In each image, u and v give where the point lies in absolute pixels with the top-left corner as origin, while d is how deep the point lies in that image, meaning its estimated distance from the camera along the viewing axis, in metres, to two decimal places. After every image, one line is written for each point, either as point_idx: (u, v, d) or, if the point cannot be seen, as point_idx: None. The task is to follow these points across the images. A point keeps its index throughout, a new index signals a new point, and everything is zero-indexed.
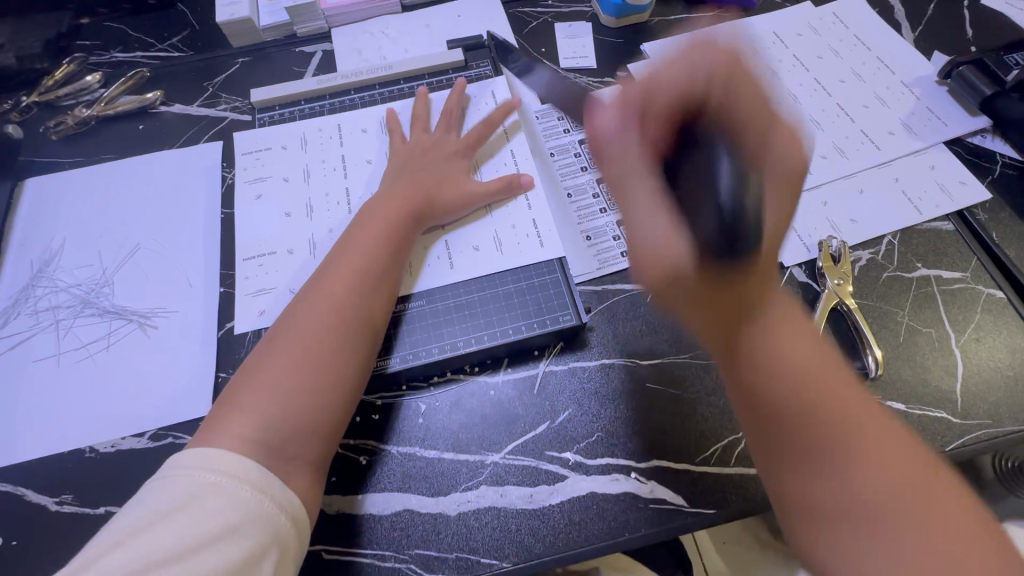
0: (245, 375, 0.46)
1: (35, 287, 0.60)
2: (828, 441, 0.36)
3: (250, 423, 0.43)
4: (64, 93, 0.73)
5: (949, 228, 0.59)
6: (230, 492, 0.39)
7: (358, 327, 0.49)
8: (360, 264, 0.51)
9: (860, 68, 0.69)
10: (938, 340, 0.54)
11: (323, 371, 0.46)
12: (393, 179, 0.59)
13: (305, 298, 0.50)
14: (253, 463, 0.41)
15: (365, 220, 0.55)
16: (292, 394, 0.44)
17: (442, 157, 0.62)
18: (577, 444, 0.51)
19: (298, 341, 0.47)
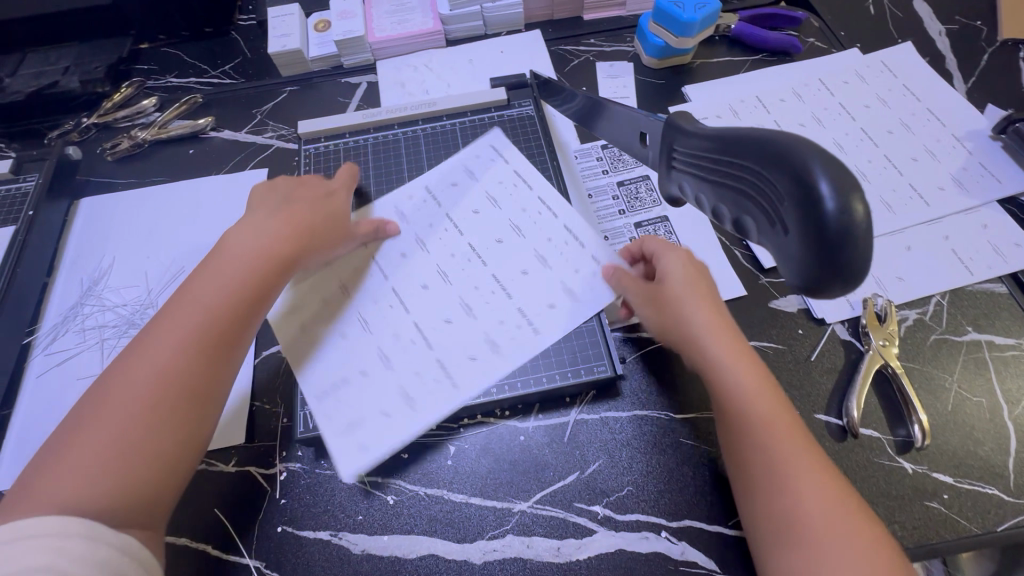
0: (54, 450, 0.40)
1: (84, 306, 0.62)
2: (783, 508, 0.41)
3: (58, 501, 0.37)
4: (121, 116, 0.76)
5: (1002, 290, 0.57)
6: (65, 549, 0.34)
7: (189, 389, 0.43)
8: (199, 319, 0.46)
9: (909, 119, 0.68)
10: (990, 410, 0.52)
11: (161, 435, 0.41)
12: (270, 214, 0.54)
13: (138, 352, 0.44)
14: (78, 518, 0.36)
15: (213, 267, 0.49)
16: (108, 468, 0.39)
17: (326, 194, 0.58)
18: (606, 497, 0.50)
19: (120, 402, 0.41)
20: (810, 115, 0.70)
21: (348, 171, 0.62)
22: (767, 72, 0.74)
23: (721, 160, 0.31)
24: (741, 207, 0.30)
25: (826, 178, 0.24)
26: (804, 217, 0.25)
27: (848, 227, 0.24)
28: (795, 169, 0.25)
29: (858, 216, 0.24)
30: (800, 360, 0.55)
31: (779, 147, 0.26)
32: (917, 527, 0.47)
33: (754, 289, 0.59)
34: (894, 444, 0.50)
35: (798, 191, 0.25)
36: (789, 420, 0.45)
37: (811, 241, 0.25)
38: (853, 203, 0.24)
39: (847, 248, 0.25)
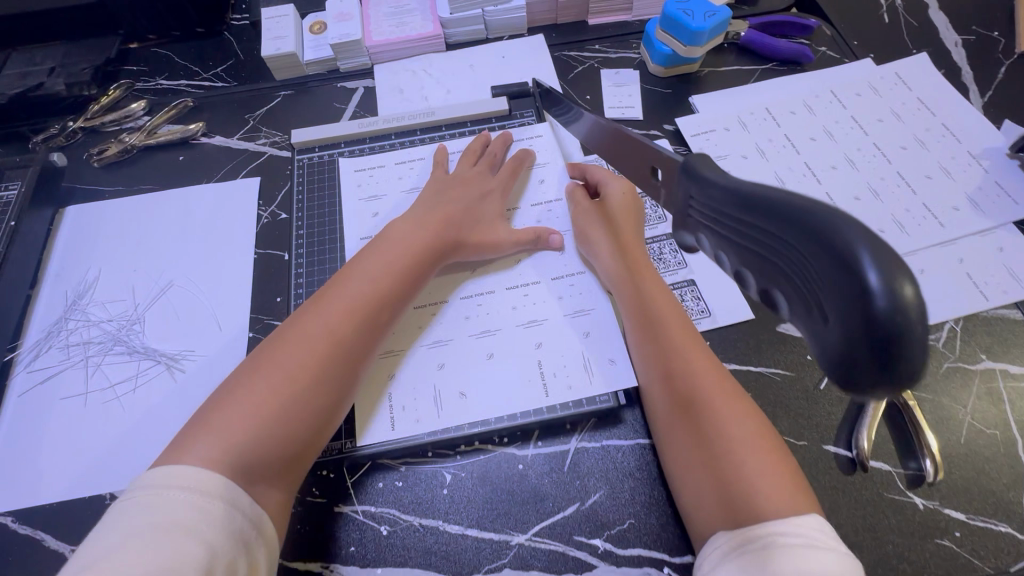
0: (230, 389, 0.45)
1: (68, 321, 0.60)
2: (695, 421, 0.45)
3: (222, 442, 0.41)
4: (109, 120, 0.74)
5: (1018, 317, 0.56)
6: (209, 510, 0.38)
7: (349, 357, 0.48)
8: (363, 293, 0.51)
9: (923, 135, 0.66)
10: (1003, 443, 0.50)
11: (311, 396, 0.45)
12: (425, 209, 0.58)
13: (302, 319, 0.49)
14: (222, 479, 0.39)
15: (381, 248, 0.54)
16: (274, 418, 0.43)
17: (479, 190, 0.61)
18: (607, 531, 0.48)
19: (283, 360, 0.46)
20: (821, 128, 0.67)
21: (479, 141, 0.65)
22: (777, 83, 0.72)
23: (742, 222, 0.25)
24: (766, 278, 0.24)
25: (871, 262, 0.19)
26: (844, 308, 0.19)
27: (905, 323, 0.18)
28: (832, 246, 0.20)
29: (907, 309, 0.18)
30: (809, 388, 0.53)
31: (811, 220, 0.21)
32: (928, 566, 0.46)
33: (761, 312, 0.57)
34: (905, 478, 0.49)
35: (838, 276, 0.19)
36: (702, 349, 0.49)
37: (855, 341, 0.19)
38: (901, 287, 0.18)
39: (905, 347, 0.18)
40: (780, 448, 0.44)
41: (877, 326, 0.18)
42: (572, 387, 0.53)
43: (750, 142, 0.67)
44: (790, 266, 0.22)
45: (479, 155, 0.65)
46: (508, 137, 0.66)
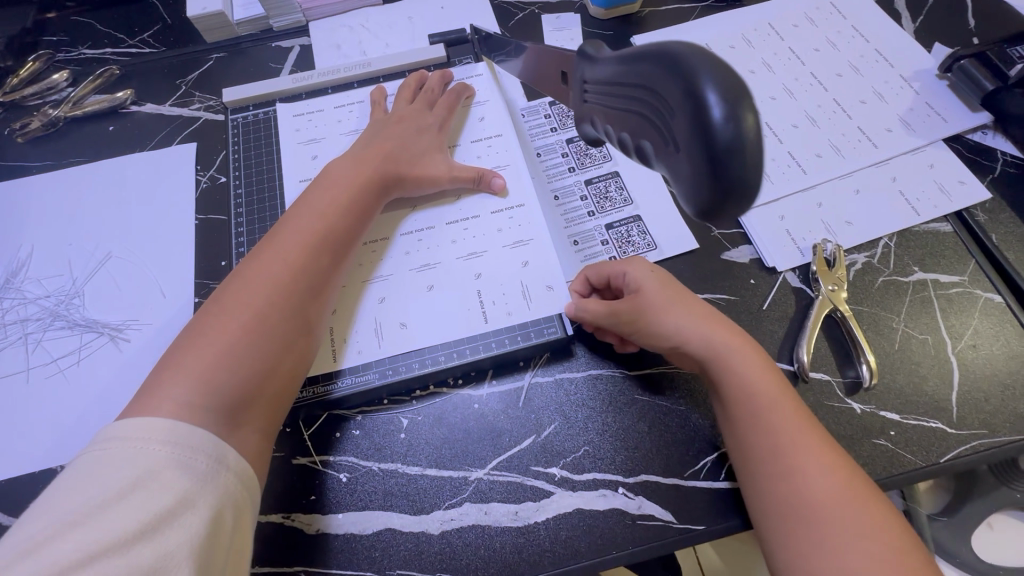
0: (194, 333, 0.43)
1: (3, 300, 0.58)
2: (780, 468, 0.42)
3: (196, 386, 0.40)
4: (30, 93, 0.70)
5: (947, 229, 0.58)
6: (189, 465, 0.37)
7: (311, 292, 0.48)
8: (316, 228, 0.50)
9: (858, 61, 0.67)
10: (934, 347, 0.52)
11: (282, 336, 0.45)
12: (363, 147, 0.57)
13: (259, 258, 0.48)
14: (203, 435, 0.38)
15: (327, 185, 0.53)
16: (248, 356, 0.43)
17: (415, 125, 0.60)
18: (563, 459, 0.49)
19: (248, 301, 0.45)
20: (759, 60, 0.68)
21: (416, 77, 0.65)
22: (717, 18, 0.72)
23: (619, 91, 0.31)
24: (640, 132, 0.30)
25: (714, 88, 0.24)
26: (696, 134, 0.25)
27: (741, 137, 0.24)
28: (685, 81, 0.25)
29: (748, 126, 0.24)
30: (753, 311, 0.54)
31: (658, 65, 0.27)
32: (865, 465, 0.48)
33: (706, 242, 0.58)
34: (843, 385, 0.51)
35: (687, 105, 0.25)
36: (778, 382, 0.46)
37: (701, 156, 0.25)
38: (743, 110, 0.24)
39: (738, 159, 0.25)
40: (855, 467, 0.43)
41: (720, 137, 0.24)
42: (511, 312, 0.54)
43: None
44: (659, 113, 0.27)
45: (415, 92, 0.64)
46: (445, 73, 0.65)
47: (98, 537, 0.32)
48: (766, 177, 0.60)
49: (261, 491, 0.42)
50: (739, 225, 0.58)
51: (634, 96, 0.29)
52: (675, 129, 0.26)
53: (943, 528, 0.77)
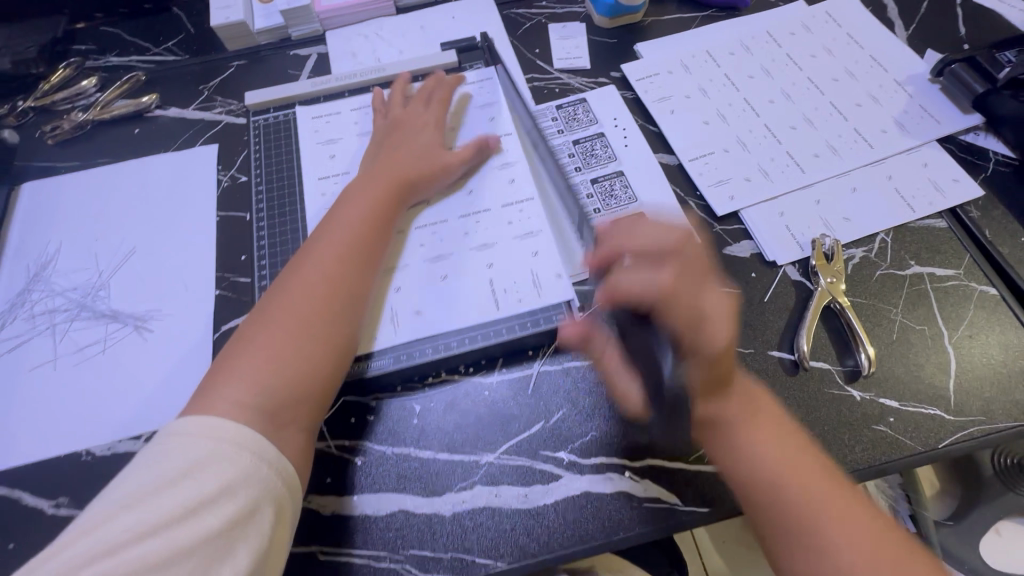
0: (243, 341, 0.47)
1: (32, 292, 0.61)
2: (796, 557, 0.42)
3: (247, 388, 0.44)
4: (60, 98, 0.73)
5: (942, 225, 0.60)
6: (234, 459, 0.40)
7: (348, 297, 0.50)
8: (348, 239, 0.53)
9: (853, 67, 0.70)
10: (931, 337, 0.54)
11: (321, 337, 0.48)
12: (377, 159, 0.61)
13: (298, 268, 0.51)
14: (251, 433, 0.42)
15: (355, 198, 0.56)
16: (291, 362, 0.46)
17: (425, 135, 0.63)
18: (571, 444, 0.51)
19: (292, 308, 0.48)
20: (759, 66, 0.71)
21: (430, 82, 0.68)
22: (717, 26, 0.75)
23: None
24: None
25: None
26: None
27: None
28: None
29: None
30: (754, 302, 0.56)
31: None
32: (865, 450, 0.50)
33: (708, 237, 0.60)
34: (843, 373, 0.52)
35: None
36: (785, 454, 0.45)
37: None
38: None
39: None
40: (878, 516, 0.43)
41: None
42: (521, 301, 0.55)
43: (691, 83, 0.70)
44: None
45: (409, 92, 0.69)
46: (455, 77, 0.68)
47: (153, 521, 0.36)
48: (766, 177, 0.62)
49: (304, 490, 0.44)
50: (740, 221, 0.61)
51: None
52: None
53: None
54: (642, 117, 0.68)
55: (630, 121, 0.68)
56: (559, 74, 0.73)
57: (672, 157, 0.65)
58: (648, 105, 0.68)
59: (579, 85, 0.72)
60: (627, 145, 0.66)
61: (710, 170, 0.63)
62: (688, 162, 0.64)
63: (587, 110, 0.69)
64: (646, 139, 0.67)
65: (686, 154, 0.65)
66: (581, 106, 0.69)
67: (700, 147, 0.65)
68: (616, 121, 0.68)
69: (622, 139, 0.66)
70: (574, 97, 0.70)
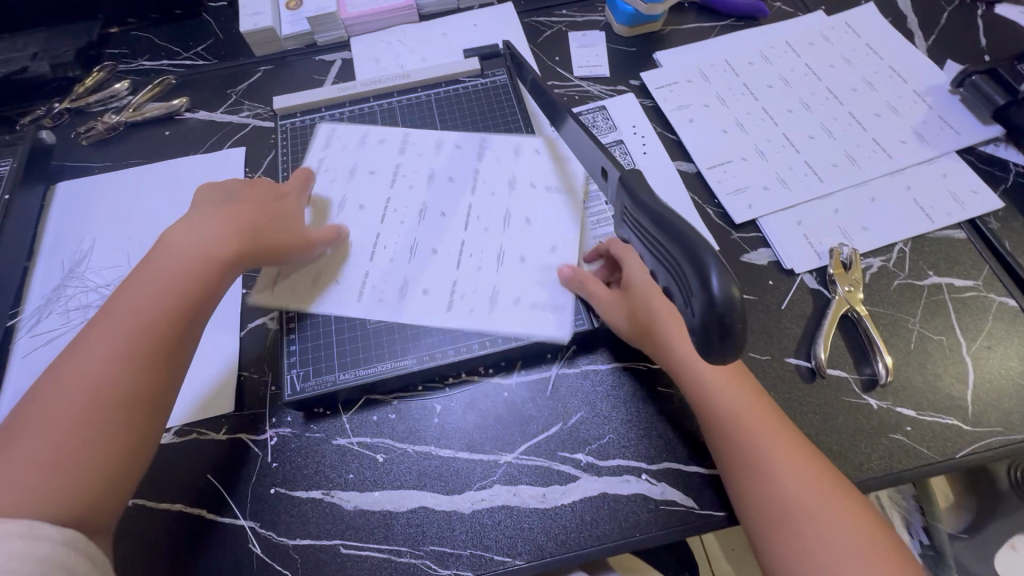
0: (17, 430, 0.41)
1: (67, 287, 0.63)
2: (788, 525, 0.43)
3: (11, 491, 0.38)
4: (94, 100, 0.76)
5: (961, 236, 0.60)
6: (35, 539, 0.36)
7: (148, 384, 0.45)
8: (148, 313, 0.47)
9: (872, 77, 0.70)
10: (949, 348, 0.54)
11: (109, 428, 0.42)
12: (213, 210, 0.55)
13: (83, 341, 0.45)
14: (39, 520, 0.37)
15: (162, 259, 0.50)
16: (80, 456, 0.41)
17: (267, 193, 0.58)
18: (589, 446, 0.52)
19: (60, 393, 0.42)
20: (777, 76, 0.71)
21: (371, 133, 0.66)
22: (736, 35, 0.76)
23: (647, 230, 0.31)
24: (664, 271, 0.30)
25: (715, 271, 0.26)
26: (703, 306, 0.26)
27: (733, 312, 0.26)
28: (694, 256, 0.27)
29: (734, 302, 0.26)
30: (772, 309, 0.57)
31: (682, 235, 0.28)
32: (881, 458, 0.50)
33: (726, 244, 0.61)
34: (860, 382, 0.53)
35: (694, 277, 0.27)
36: (782, 426, 0.47)
37: (703, 318, 0.27)
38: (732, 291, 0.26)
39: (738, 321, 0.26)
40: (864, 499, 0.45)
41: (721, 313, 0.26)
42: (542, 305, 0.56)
43: (710, 92, 0.71)
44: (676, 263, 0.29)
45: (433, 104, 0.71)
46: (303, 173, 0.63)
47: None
48: (783, 186, 0.63)
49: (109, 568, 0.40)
50: (758, 228, 0.61)
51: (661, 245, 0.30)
52: (686, 290, 0.28)
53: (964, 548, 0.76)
54: (661, 124, 0.69)
55: (649, 129, 0.69)
56: (579, 81, 0.74)
57: (691, 164, 0.66)
58: (667, 113, 0.69)
59: (598, 93, 0.73)
60: (646, 152, 0.67)
61: (729, 178, 0.64)
62: (706, 170, 0.65)
63: (607, 117, 0.70)
64: (664, 146, 0.67)
65: (705, 162, 0.65)
66: (601, 113, 0.70)
67: (719, 155, 0.66)
68: (635, 129, 0.69)
69: (641, 146, 0.67)
70: (594, 104, 0.71)
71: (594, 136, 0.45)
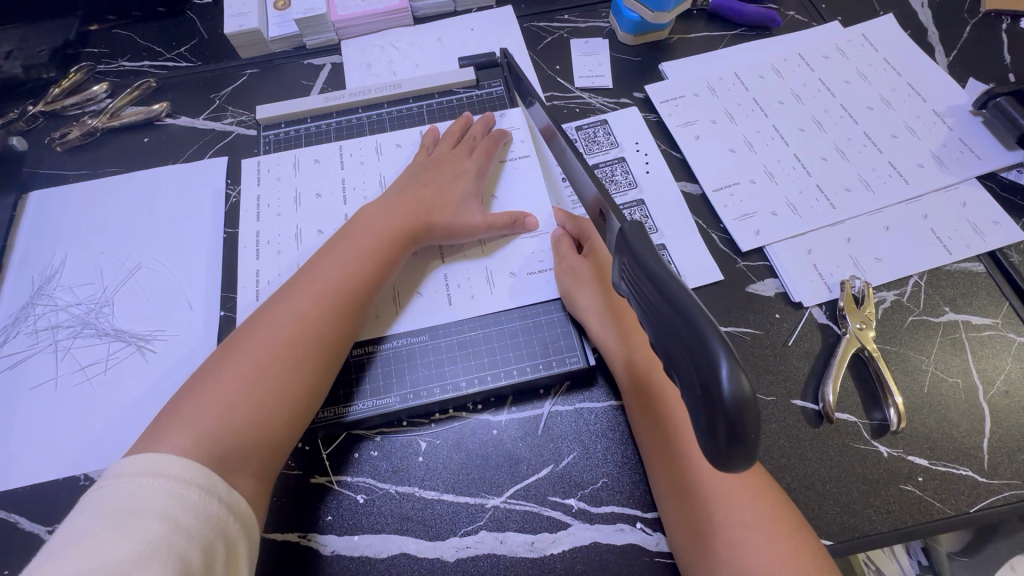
0: (201, 382, 0.44)
1: (36, 306, 0.60)
2: (713, 554, 0.41)
3: (191, 434, 0.41)
4: (70, 103, 0.72)
5: (980, 269, 0.57)
6: (182, 497, 0.37)
7: (322, 343, 0.47)
8: (337, 279, 0.50)
9: (889, 95, 0.66)
10: (965, 391, 0.51)
11: (283, 384, 0.45)
12: (396, 194, 0.57)
13: (273, 306, 0.49)
14: (198, 469, 0.39)
15: (357, 234, 0.53)
16: (242, 407, 0.43)
17: (452, 173, 0.59)
18: (581, 490, 0.49)
19: (252, 348, 0.46)
20: (790, 91, 0.68)
21: (429, 134, 0.64)
22: (747, 47, 0.72)
23: (650, 298, 0.29)
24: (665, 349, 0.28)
25: (726, 361, 0.23)
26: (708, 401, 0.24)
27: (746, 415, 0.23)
28: (699, 339, 0.25)
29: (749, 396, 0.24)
30: (778, 346, 0.54)
31: (689, 312, 0.26)
32: (891, 510, 0.47)
33: (731, 272, 0.57)
34: (870, 428, 0.50)
35: (701, 366, 0.24)
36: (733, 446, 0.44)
37: (709, 412, 0.24)
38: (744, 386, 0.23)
39: (752, 428, 0.23)
40: (809, 532, 0.42)
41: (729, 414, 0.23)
42: (536, 340, 0.54)
43: (718, 107, 0.67)
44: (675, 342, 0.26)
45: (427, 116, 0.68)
46: (488, 117, 0.64)
47: (98, 558, 0.33)
48: (793, 211, 0.60)
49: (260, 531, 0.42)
50: (765, 257, 0.58)
51: (663, 324, 0.27)
52: (690, 377, 0.25)
53: (963, 569, 0.73)
54: (665, 141, 0.66)
55: (652, 146, 0.65)
56: (580, 93, 0.70)
57: (696, 186, 0.63)
58: (672, 129, 0.66)
59: (600, 106, 0.69)
60: (649, 171, 0.63)
61: (735, 201, 0.61)
62: (712, 193, 0.61)
63: (608, 133, 0.66)
64: (668, 165, 0.64)
65: (710, 184, 0.62)
66: (602, 128, 0.67)
67: (725, 176, 0.62)
68: (637, 145, 0.65)
69: (644, 165, 0.64)
70: (595, 118, 0.68)
71: (587, 165, 0.46)
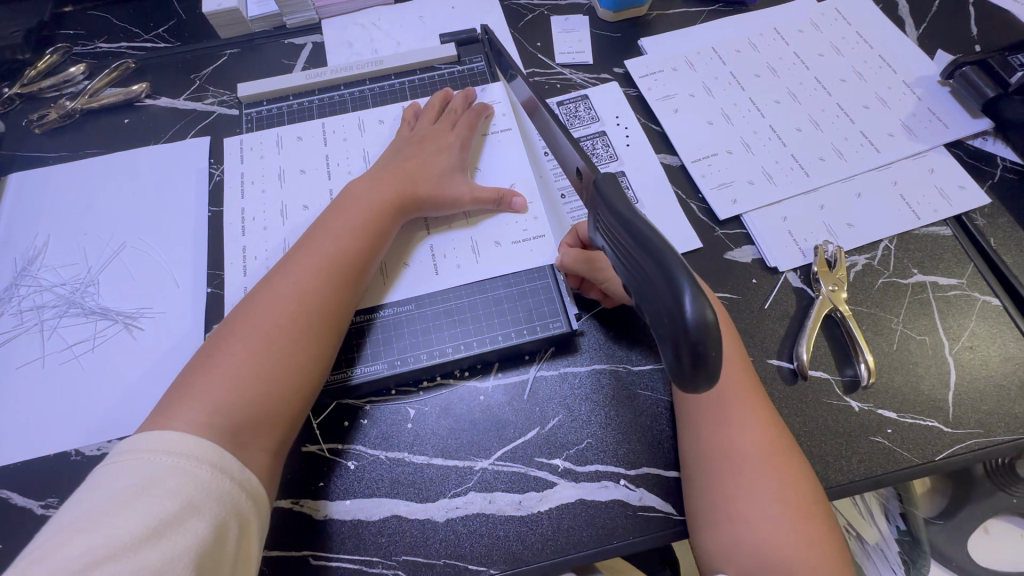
0: (206, 357, 0.45)
1: (20, 286, 0.59)
2: (729, 531, 0.42)
3: (205, 408, 0.41)
4: (47, 85, 0.71)
5: (947, 233, 0.59)
6: (194, 475, 0.38)
7: (324, 313, 0.48)
8: (333, 251, 0.51)
9: (861, 67, 0.68)
10: (932, 348, 0.53)
11: (289, 355, 0.45)
12: (381, 168, 0.58)
13: (272, 281, 0.49)
14: (212, 446, 0.39)
15: (347, 208, 0.54)
16: (253, 379, 0.44)
17: (435, 146, 0.60)
18: (566, 451, 0.50)
19: (256, 323, 0.46)
20: (765, 65, 0.69)
21: (411, 109, 0.65)
22: (724, 22, 0.73)
23: (624, 244, 0.31)
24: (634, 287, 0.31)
25: (688, 289, 0.26)
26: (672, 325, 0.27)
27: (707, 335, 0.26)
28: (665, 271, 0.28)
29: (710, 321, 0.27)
30: (755, 309, 0.55)
31: (669, 263, 0.28)
32: (862, 461, 0.49)
33: (709, 240, 0.59)
34: (842, 383, 0.52)
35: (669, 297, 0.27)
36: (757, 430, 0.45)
37: (676, 338, 0.27)
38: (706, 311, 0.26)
39: (712, 348, 0.26)
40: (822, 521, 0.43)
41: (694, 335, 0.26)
42: (521, 309, 0.55)
43: (696, 81, 0.68)
44: (642, 278, 0.29)
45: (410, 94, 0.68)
46: (468, 91, 0.65)
47: (111, 532, 0.34)
48: (769, 180, 0.61)
49: (270, 506, 0.43)
50: (742, 224, 0.60)
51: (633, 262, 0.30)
52: (658, 310, 0.28)
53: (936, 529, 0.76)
54: (644, 115, 0.67)
55: (632, 119, 0.66)
56: (561, 69, 0.71)
57: (675, 157, 0.64)
58: (651, 103, 0.67)
59: (580, 81, 0.70)
60: (629, 144, 0.65)
61: (713, 171, 0.62)
62: (690, 164, 0.63)
63: (589, 107, 0.67)
64: (648, 138, 0.65)
65: (689, 155, 0.63)
66: (583, 103, 0.68)
67: (703, 148, 0.64)
68: (618, 119, 0.66)
69: (624, 138, 0.65)
70: (576, 93, 0.69)
71: (570, 135, 0.46)
